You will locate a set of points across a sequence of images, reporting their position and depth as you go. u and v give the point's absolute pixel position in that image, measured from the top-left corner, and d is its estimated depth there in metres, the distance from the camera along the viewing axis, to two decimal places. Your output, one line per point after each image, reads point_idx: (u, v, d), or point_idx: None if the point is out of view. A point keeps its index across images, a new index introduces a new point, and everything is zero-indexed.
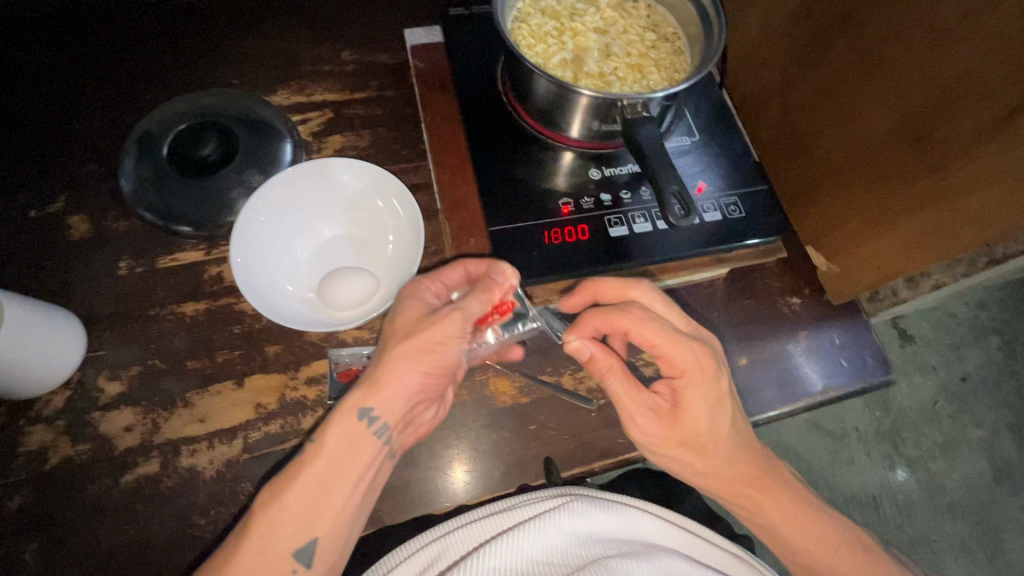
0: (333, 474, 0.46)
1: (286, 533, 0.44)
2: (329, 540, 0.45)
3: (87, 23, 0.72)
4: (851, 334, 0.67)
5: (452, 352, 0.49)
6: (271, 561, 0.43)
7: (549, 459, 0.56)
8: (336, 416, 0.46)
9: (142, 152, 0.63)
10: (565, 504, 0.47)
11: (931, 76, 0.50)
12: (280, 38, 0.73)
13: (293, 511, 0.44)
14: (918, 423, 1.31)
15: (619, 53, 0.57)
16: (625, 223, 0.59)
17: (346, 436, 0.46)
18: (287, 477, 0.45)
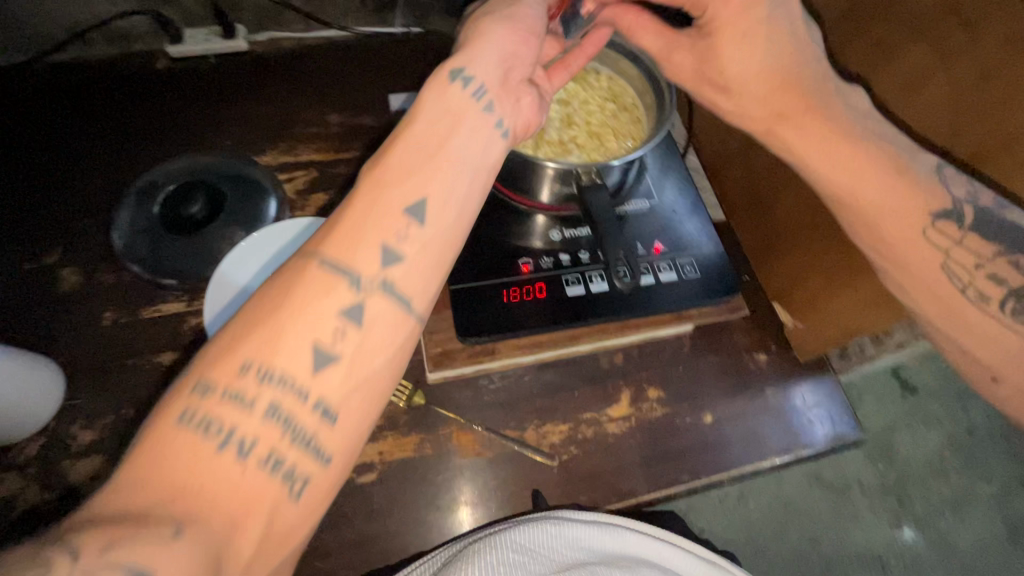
0: (446, 117, 0.44)
1: (395, 188, 0.41)
2: (433, 130, 0.43)
3: (96, 89, 0.78)
4: (820, 391, 0.67)
5: (534, 9, 0.51)
6: (382, 213, 0.40)
7: (537, 491, 0.58)
8: (429, 87, 0.45)
9: (135, 208, 0.67)
10: (551, 515, 0.52)
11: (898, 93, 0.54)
12: (274, 101, 0.79)
13: (400, 167, 0.41)
14: (926, 476, 1.24)
15: (578, 123, 0.66)
16: (583, 282, 0.61)
17: (446, 96, 0.45)
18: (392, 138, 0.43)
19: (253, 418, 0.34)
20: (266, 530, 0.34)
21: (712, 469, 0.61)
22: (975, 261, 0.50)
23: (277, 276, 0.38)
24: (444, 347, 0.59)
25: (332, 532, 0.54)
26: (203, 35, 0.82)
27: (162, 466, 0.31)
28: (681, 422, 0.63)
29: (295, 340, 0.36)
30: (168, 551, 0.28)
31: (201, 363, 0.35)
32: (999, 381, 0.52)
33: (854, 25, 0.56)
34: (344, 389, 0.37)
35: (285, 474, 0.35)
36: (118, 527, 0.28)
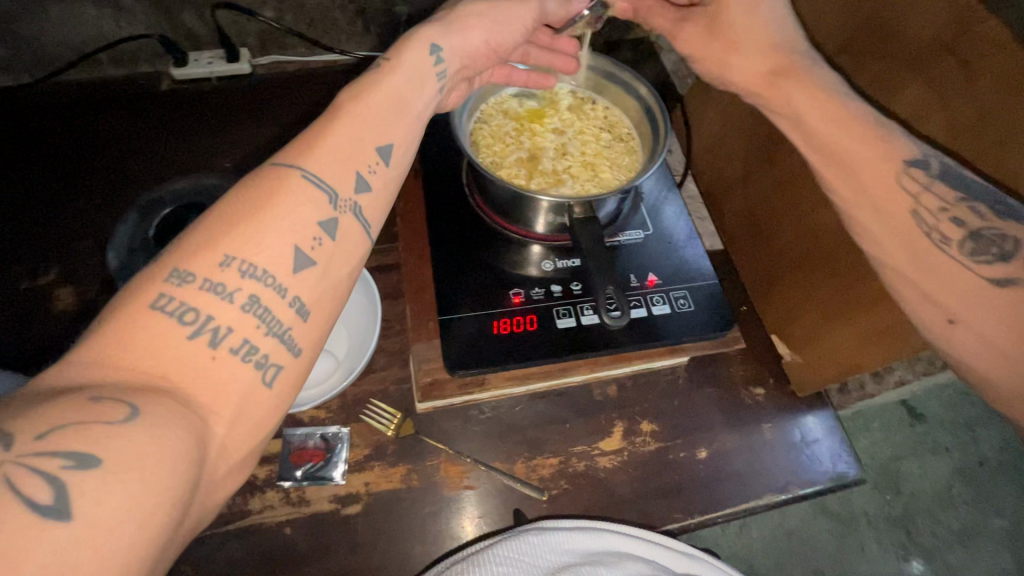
0: (417, 81, 0.48)
1: (366, 123, 0.43)
2: (404, 78, 0.47)
3: (102, 109, 0.80)
4: (818, 426, 0.65)
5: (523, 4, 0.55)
6: (355, 146, 0.42)
7: (519, 511, 0.57)
8: (408, 44, 0.48)
9: (134, 226, 0.65)
10: (531, 527, 0.52)
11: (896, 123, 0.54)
12: (276, 126, 0.81)
13: (376, 107, 0.44)
14: (933, 508, 1.20)
15: (573, 151, 0.68)
16: (574, 314, 0.61)
17: (424, 60, 0.48)
18: (368, 81, 0.45)
19: (228, 308, 0.34)
20: (237, 416, 0.33)
21: (706, 506, 0.59)
22: (940, 202, 0.45)
23: (253, 181, 0.38)
24: (435, 376, 0.58)
25: (314, 565, 0.53)
26: (208, 58, 0.83)
27: (130, 348, 0.31)
28: (675, 456, 0.61)
29: (273, 242, 0.36)
30: (120, 436, 0.27)
31: (177, 255, 0.34)
32: (955, 324, 0.45)
33: (851, 59, 0.56)
34: (318, 290, 0.38)
35: (259, 362, 0.35)
36: (70, 411, 0.27)
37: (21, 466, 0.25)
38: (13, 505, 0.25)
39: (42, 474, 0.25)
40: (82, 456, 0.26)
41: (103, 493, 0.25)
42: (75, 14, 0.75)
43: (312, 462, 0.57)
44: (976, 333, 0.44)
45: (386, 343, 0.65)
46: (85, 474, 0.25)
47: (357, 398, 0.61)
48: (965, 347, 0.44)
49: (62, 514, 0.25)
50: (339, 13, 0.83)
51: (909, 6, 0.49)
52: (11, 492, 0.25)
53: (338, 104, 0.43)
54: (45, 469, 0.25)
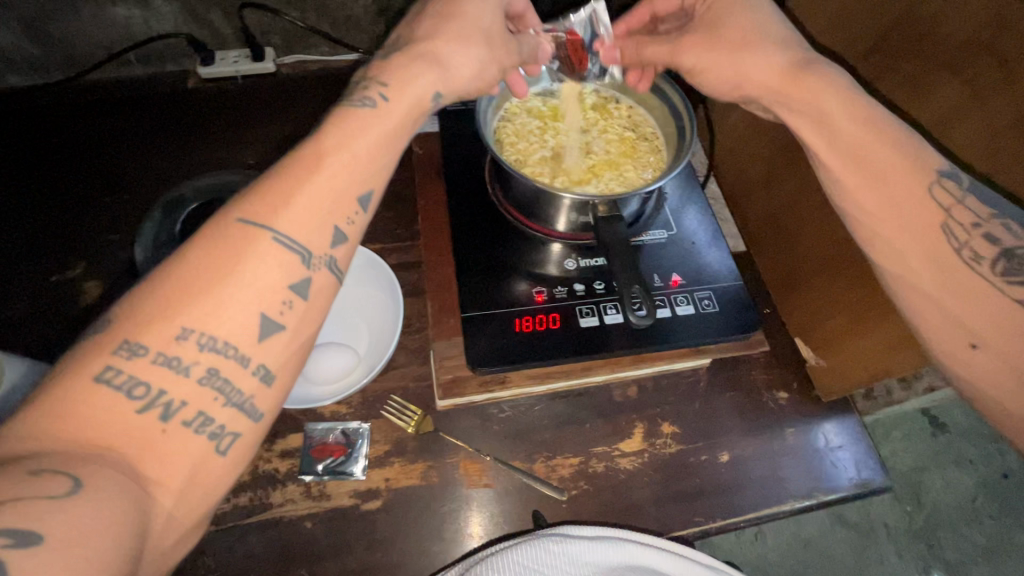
0: (405, 127, 0.46)
1: (348, 174, 0.42)
2: (395, 123, 0.45)
3: (131, 107, 0.81)
4: (842, 433, 0.64)
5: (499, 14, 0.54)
6: (335, 200, 0.41)
7: (538, 512, 0.56)
8: (400, 83, 0.47)
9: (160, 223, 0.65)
10: (552, 533, 0.51)
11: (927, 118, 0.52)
12: (299, 124, 0.81)
13: (361, 155, 0.43)
14: (956, 521, 1.17)
15: (596, 151, 0.68)
16: (597, 313, 0.60)
17: (420, 106, 0.47)
18: (355, 124, 0.43)
19: (184, 381, 0.34)
20: (189, 488, 0.34)
21: (727, 511, 0.58)
22: (973, 219, 0.44)
23: (218, 238, 0.37)
24: (456, 373, 0.58)
25: (334, 560, 0.53)
26: (233, 57, 0.84)
27: (75, 423, 0.31)
28: (696, 459, 0.60)
29: (237, 309, 0.36)
30: (63, 511, 0.26)
31: (129, 323, 0.34)
32: (978, 349, 0.43)
33: (885, 58, 0.55)
34: (286, 354, 0.38)
35: (214, 433, 0.35)
36: (7, 488, 0.26)
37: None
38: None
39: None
40: (22, 533, 0.25)
41: (45, 569, 0.25)
42: (105, 14, 0.77)
43: (333, 457, 0.57)
44: (1003, 358, 0.42)
45: (406, 339, 0.65)
46: (27, 555, 0.25)
47: (378, 395, 0.61)
48: (991, 374, 0.43)
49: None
50: (362, 12, 0.84)
51: (947, 4, 0.48)
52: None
53: (321, 150, 0.41)
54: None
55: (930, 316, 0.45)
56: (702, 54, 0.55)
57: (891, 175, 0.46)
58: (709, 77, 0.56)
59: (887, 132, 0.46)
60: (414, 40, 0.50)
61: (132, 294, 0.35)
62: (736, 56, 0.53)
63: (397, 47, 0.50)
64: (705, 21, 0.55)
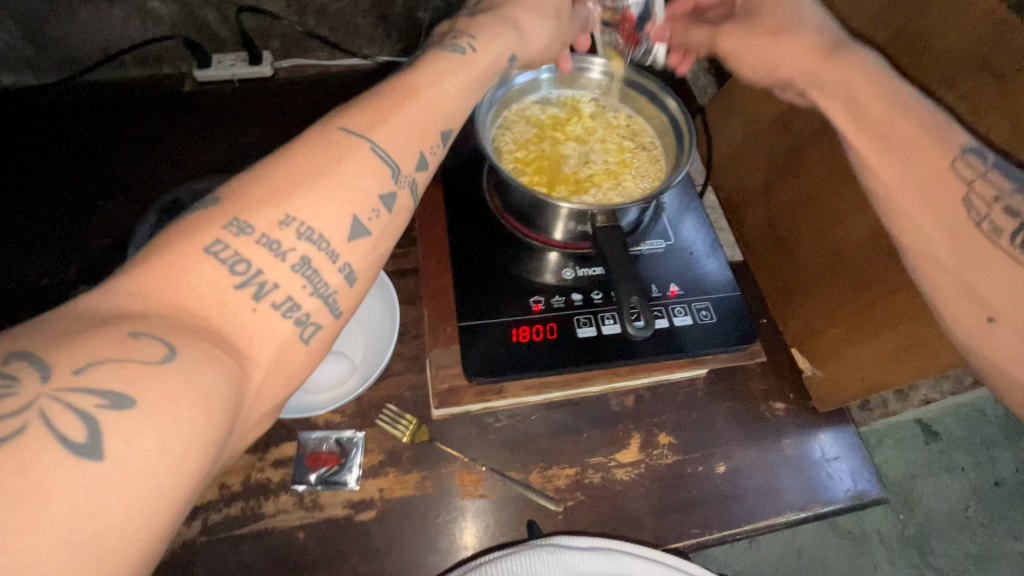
0: (484, 76, 0.48)
1: (434, 105, 0.42)
2: (479, 72, 0.47)
3: (127, 109, 0.80)
4: (838, 444, 0.64)
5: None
6: (423, 127, 0.41)
7: (533, 522, 0.55)
8: (491, 36, 0.49)
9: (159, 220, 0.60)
10: (546, 543, 0.51)
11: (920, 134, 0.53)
12: (297, 128, 0.81)
13: (449, 93, 0.44)
14: (948, 529, 1.17)
15: (595, 161, 0.68)
16: (594, 323, 0.60)
17: (501, 56, 0.49)
18: (442, 63, 0.45)
19: (280, 265, 0.33)
20: (273, 371, 0.32)
21: (723, 522, 0.58)
22: (996, 192, 0.41)
23: (321, 138, 0.37)
24: (452, 383, 0.57)
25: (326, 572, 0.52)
26: (230, 60, 0.84)
27: (178, 287, 0.30)
28: (692, 470, 0.60)
29: (334, 205, 0.35)
30: (155, 378, 0.26)
31: (236, 202, 0.33)
32: (995, 322, 0.41)
33: None
34: (368, 259, 0.37)
35: (300, 320, 0.34)
36: (104, 347, 0.26)
37: (55, 400, 0.24)
38: (45, 437, 0.24)
39: (75, 409, 0.24)
40: (116, 397, 0.25)
41: (136, 435, 0.25)
42: (101, 16, 0.76)
43: (327, 467, 0.56)
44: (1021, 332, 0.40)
45: (402, 347, 0.64)
46: (119, 414, 0.25)
47: (373, 403, 0.61)
48: (1010, 350, 0.40)
49: (95, 452, 0.24)
50: (361, 18, 0.84)
51: (942, 20, 0.48)
52: (42, 425, 0.24)
53: (417, 81, 0.43)
54: (79, 407, 0.24)
55: (949, 290, 0.43)
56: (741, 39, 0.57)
57: (913, 148, 0.44)
58: (748, 60, 0.57)
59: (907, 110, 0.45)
60: (496, 6, 0.53)
61: (239, 176, 0.35)
62: (773, 37, 0.53)
63: (480, 7, 0.53)
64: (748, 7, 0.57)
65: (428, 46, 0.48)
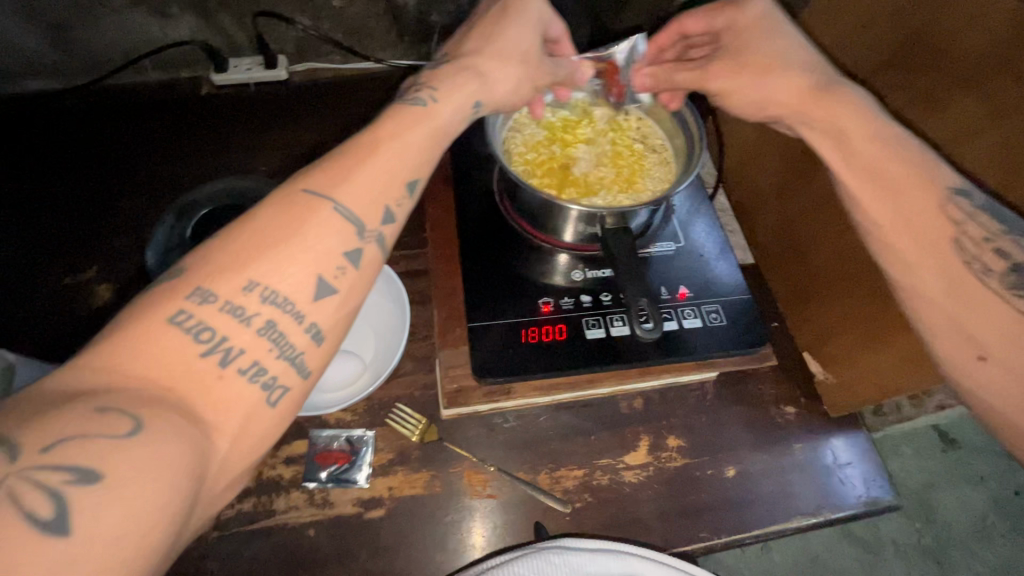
0: (446, 130, 0.49)
1: (400, 159, 0.44)
2: (444, 121, 0.49)
3: (147, 114, 0.82)
4: (851, 449, 0.63)
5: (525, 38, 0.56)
6: (386, 182, 0.43)
7: (539, 527, 0.56)
8: (453, 89, 0.51)
9: (175, 223, 0.61)
10: (553, 545, 0.51)
11: (948, 125, 0.52)
12: (312, 131, 0.82)
13: (412, 146, 0.45)
14: (968, 540, 1.15)
15: (605, 163, 0.68)
16: (603, 325, 0.60)
17: (464, 106, 0.51)
18: (402, 119, 0.46)
19: (245, 330, 0.35)
20: (242, 433, 0.34)
21: (732, 526, 0.57)
22: (985, 233, 0.43)
23: (285, 204, 0.39)
24: (461, 383, 0.58)
25: (335, 569, 0.53)
26: (247, 65, 0.85)
27: (143, 358, 0.32)
28: (702, 473, 0.60)
29: (297, 269, 0.37)
30: (121, 453, 0.27)
31: (199, 274, 0.36)
32: (985, 361, 0.43)
33: (900, 72, 0.55)
34: (337, 317, 0.39)
35: (267, 383, 0.36)
36: (72, 425, 0.27)
37: (25, 479, 0.26)
38: (16, 517, 0.26)
39: (44, 487, 0.26)
40: (84, 472, 0.27)
41: (103, 509, 0.26)
42: (123, 22, 0.78)
43: (337, 464, 0.57)
44: (1011, 369, 0.42)
45: (413, 347, 0.65)
46: (85, 490, 0.26)
47: (384, 402, 0.61)
48: (1006, 390, 0.42)
49: (63, 530, 0.26)
50: (375, 22, 0.85)
51: (959, 21, 0.48)
52: (14, 506, 0.26)
53: (378, 138, 0.44)
54: (48, 485, 0.26)
55: (941, 328, 0.45)
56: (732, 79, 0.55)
57: (904, 191, 0.47)
58: (735, 101, 0.56)
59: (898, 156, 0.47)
60: (460, 57, 0.54)
61: (204, 246, 0.37)
62: (761, 79, 0.53)
63: (444, 61, 0.54)
64: (733, 47, 0.55)
65: (393, 100, 0.50)
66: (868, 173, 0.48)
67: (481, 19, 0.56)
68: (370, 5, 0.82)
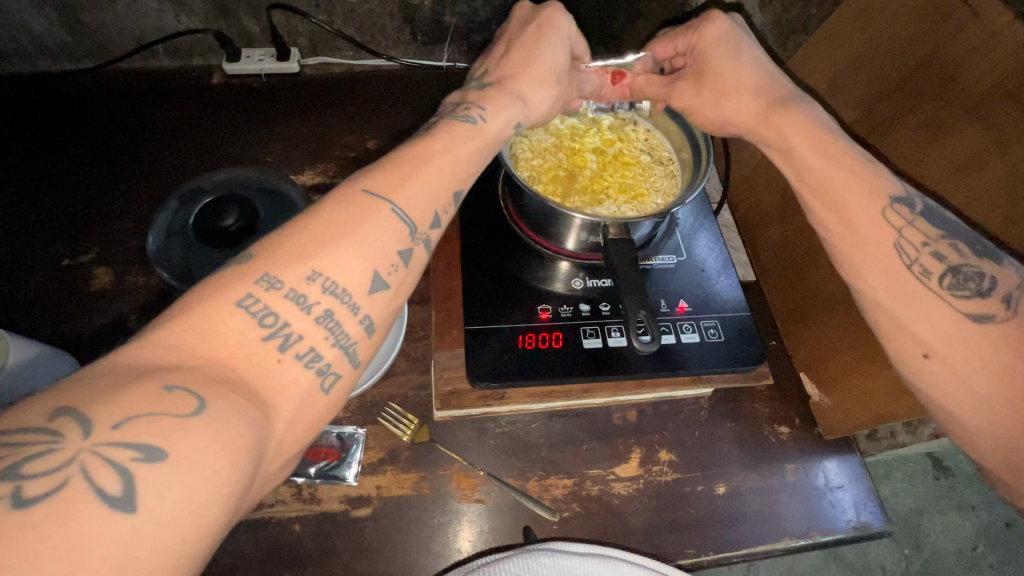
0: (491, 145, 0.51)
1: (446, 164, 0.46)
2: (489, 139, 0.51)
3: (161, 98, 0.83)
4: (843, 472, 0.63)
5: (554, 57, 0.57)
6: (437, 187, 0.44)
7: (528, 529, 0.55)
8: (496, 106, 0.53)
9: (180, 209, 0.61)
10: (542, 546, 0.51)
11: (939, 155, 0.52)
12: (318, 125, 0.82)
13: (462, 155, 0.47)
14: (955, 570, 1.13)
15: (613, 173, 0.68)
16: (601, 335, 0.60)
17: (503, 126, 0.52)
18: (451, 129, 0.49)
19: (304, 317, 0.36)
20: (297, 418, 0.35)
21: (720, 544, 0.57)
22: (923, 238, 0.46)
23: (345, 200, 0.40)
24: (455, 386, 0.58)
25: (318, 568, 0.52)
26: (259, 55, 0.86)
27: (211, 342, 0.32)
28: (692, 490, 0.60)
29: (356, 260, 0.38)
30: (186, 431, 0.28)
31: (267, 260, 0.36)
32: (930, 359, 0.44)
33: (905, 101, 0.56)
34: (386, 311, 0.40)
35: (321, 370, 0.36)
36: (142, 402, 0.28)
37: (95, 454, 0.26)
38: (85, 492, 0.25)
39: (113, 463, 0.26)
40: (150, 450, 0.27)
41: (167, 487, 0.26)
42: (137, 7, 0.78)
43: (326, 461, 0.57)
44: (953, 368, 0.43)
45: (408, 347, 0.65)
46: (153, 467, 0.26)
47: (375, 401, 0.61)
48: (947, 383, 0.43)
49: (129, 507, 0.25)
50: (387, 20, 0.85)
51: (967, 53, 0.49)
52: (83, 481, 0.26)
53: (432, 147, 0.46)
54: (116, 461, 0.26)
55: (888, 326, 0.47)
56: (719, 96, 0.57)
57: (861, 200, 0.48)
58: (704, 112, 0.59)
59: (847, 167, 0.49)
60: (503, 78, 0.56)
61: (267, 236, 0.39)
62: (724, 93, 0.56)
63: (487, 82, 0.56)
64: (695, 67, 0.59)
65: (442, 116, 0.52)
66: (880, 197, 0.47)
67: (514, 38, 0.58)
68: (384, 3, 0.82)
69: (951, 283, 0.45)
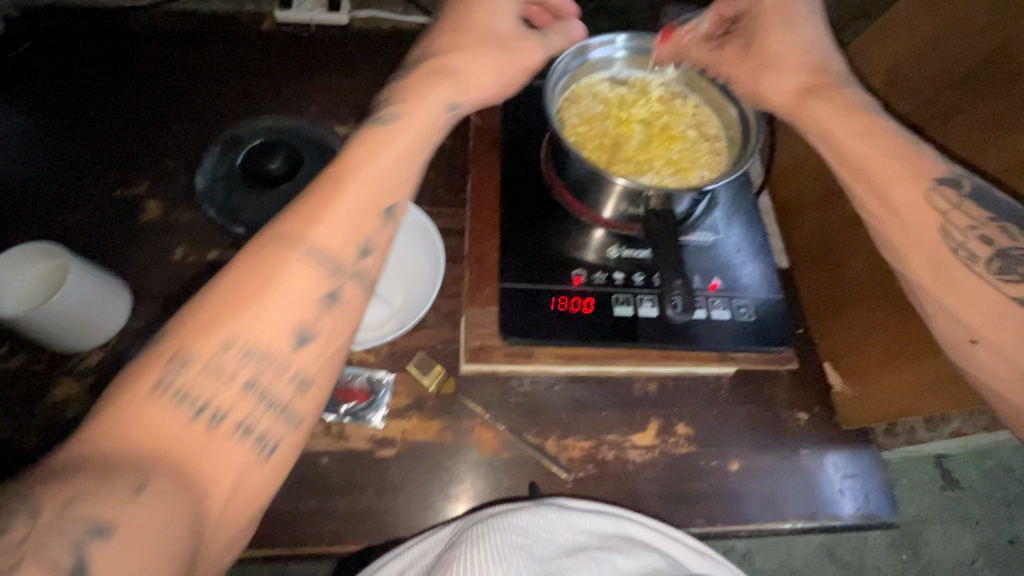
0: (426, 144, 0.51)
1: (363, 185, 0.46)
2: (424, 135, 0.50)
3: (210, 41, 0.84)
4: (856, 462, 0.63)
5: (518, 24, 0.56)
6: (352, 212, 0.45)
7: (533, 484, 0.58)
8: (445, 85, 0.52)
9: (223, 154, 0.62)
10: (549, 502, 0.53)
11: (1007, 148, 0.51)
12: (364, 79, 0.83)
13: (383, 167, 0.47)
14: None
15: (657, 147, 0.68)
16: (632, 304, 0.61)
17: (439, 118, 0.51)
18: (374, 138, 0.48)
19: (228, 395, 0.38)
20: (234, 491, 0.38)
21: (727, 517, 0.59)
22: (971, 220, 0.46)
23: (251, 261, 0.41)
24: (484, 342, 0.59)
25: (341, 499, 0.55)
26: (310, 5, 0.87)
27: (132, 435, 0.35)
28: (705, 464, 0.61)
29: (278, 319, 0.41)
30: (130, 506, 0.31)
31: (182, 340, 0.39)
32: (977, 344, 0.44)
33: (972, 92, 0.54)
34: (320, 361, 0.42)
35: (256, 443, 0.39)
36: (83, 492, 0.31)
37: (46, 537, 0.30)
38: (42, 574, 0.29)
39: (68, 552, 0.29)
40: (101, 527, 0.30)
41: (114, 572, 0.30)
42: None
43: (356, 402, 0.59)
44: (999, 350, 0.43)
45: (439, 302, 0.66)
46: (105, 544, 0.30)
47: (405, 351, 0.63)
48: (993, 369, 0.43)
49: None
50: None
51: None
52: (40, 562, 0.29)
53: (353, 164, 0.46)
54: (74, 541, 0.30)
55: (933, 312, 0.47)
56: (760, 75, 0.58)
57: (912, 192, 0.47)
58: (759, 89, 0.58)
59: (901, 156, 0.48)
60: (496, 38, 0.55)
61: (189, 301, 0.41)
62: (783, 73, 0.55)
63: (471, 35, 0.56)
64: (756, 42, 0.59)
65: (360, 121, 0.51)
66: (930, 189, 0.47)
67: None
68: None
69: (1000, 268, 0.44)
